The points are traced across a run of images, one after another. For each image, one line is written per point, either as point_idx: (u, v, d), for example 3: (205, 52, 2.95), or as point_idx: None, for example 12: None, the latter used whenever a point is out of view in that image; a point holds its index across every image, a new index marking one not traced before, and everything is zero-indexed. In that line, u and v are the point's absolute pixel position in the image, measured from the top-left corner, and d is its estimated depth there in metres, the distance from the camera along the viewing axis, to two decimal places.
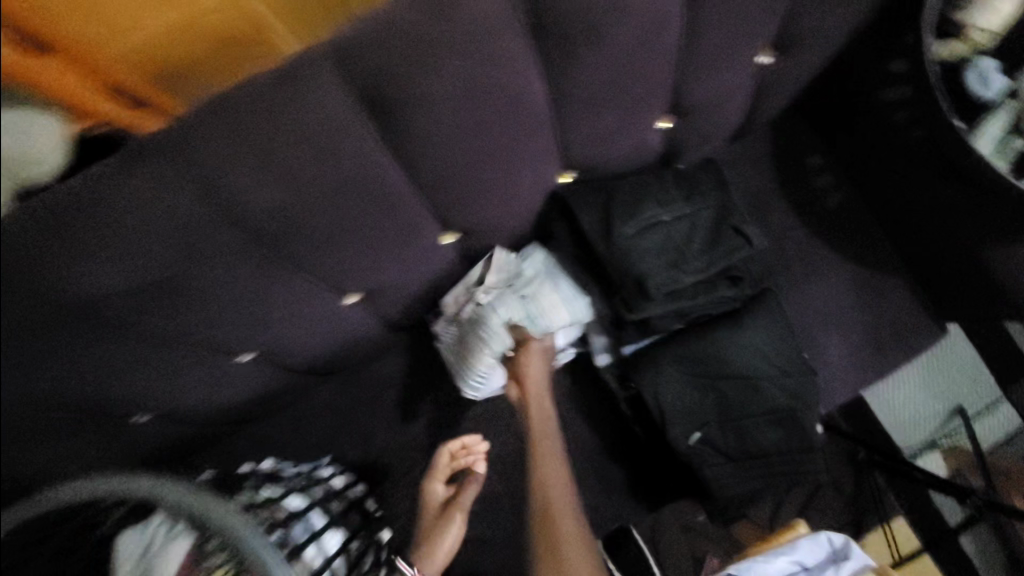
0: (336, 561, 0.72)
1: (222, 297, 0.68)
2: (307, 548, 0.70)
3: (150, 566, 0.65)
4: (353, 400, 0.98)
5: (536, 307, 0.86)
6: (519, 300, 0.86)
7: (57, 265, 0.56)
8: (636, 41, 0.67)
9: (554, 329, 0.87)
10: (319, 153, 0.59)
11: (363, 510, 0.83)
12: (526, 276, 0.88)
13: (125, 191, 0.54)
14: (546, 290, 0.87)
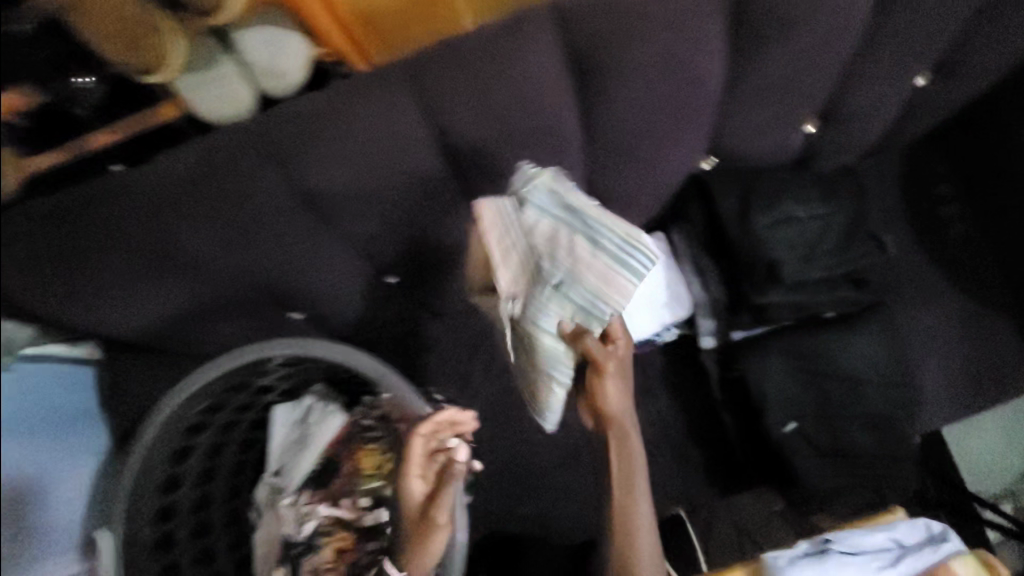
0: None
1: (398, 219, 0.77)
2: None
3: (307, 436, 0.76)
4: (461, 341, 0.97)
5: (579, 284, 0.63)
6: (557, 289, 0.63)
7: (306, 157, 0.68)
8: (810, 43, 0.73)
9: (618, 299, 0.65)
10: (521, 99, 0.68)
11: None
12: (543, 241, 0.64)
13: (372, 105, 0.67)
14: (584, 253, 0.63)
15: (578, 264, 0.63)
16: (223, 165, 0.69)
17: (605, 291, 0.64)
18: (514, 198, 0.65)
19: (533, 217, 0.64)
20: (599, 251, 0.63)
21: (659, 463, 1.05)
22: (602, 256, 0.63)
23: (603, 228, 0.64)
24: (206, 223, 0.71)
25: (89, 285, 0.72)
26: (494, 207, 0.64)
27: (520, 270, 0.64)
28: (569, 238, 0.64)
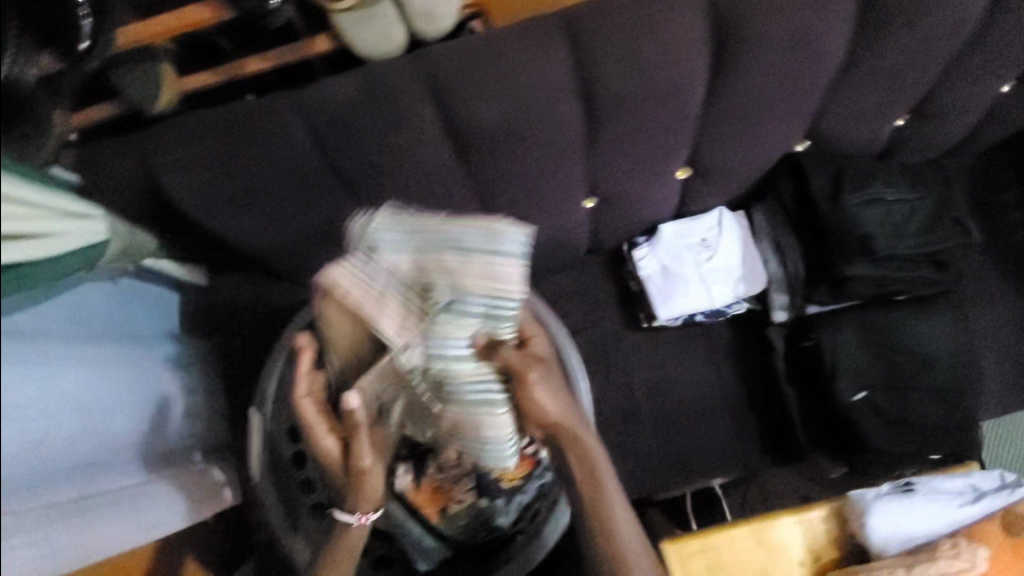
0: None
1: (524, 162, 0.85)
2: None
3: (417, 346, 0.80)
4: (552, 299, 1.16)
5: (465, 295, 0.67)
6: (448, 311, 0.68)
7: (459, 92, 0.76)
8: (925, 38, 0.78)
9: (514, 292, 0.67)
10: (660, 61, 0.75)
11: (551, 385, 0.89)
12: (411, 276, 0.69)
13: (525, 54, 0.75)
14: (453, 258, 0.67)
15: (455, 277, 0.67)
16: (380, 94, 0.76)
17: (483, 289, 0.66)
18: (366, 251, 0.70)
19: (390, 258, 0.69)
20: (473, 254, 0.67)
21: (716, 425, 1.13)
22: (474, 257, 0.67)
23: (459, 225, 0.68)
24: (358, 145, 0.79)
25: (248, 190, 0.82)
26: (346, 272, 0.68)
27: (406, 312, 0.68)
28: (438, 257, 0.68)
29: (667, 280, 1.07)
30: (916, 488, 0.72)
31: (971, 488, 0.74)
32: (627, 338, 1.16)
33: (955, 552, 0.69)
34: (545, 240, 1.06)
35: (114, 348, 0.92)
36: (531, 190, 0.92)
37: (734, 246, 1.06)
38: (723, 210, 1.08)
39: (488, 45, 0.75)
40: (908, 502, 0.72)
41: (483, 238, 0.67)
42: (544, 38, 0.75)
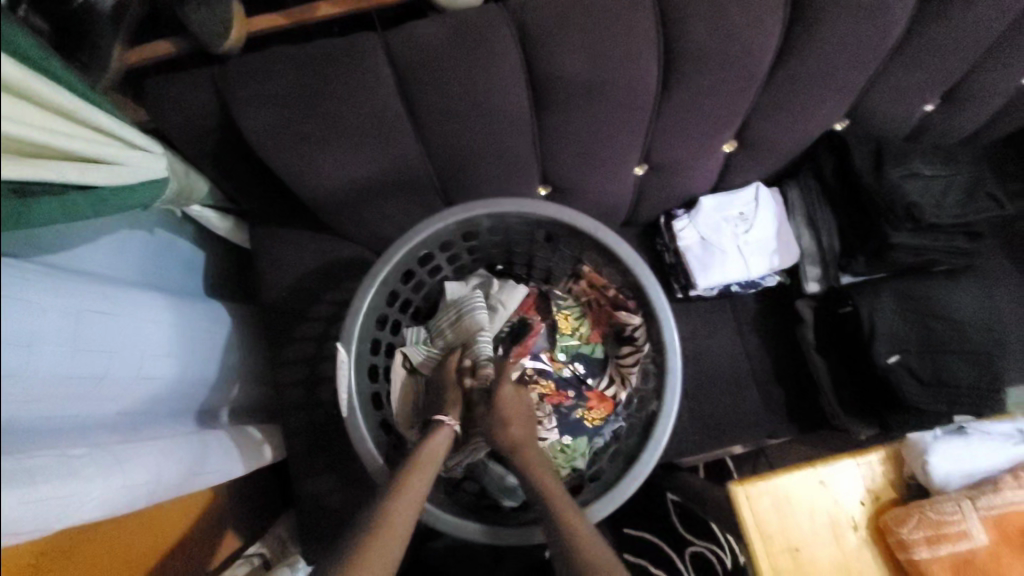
0: (581, 366, 0.93)
1: (593, 120, 0.87)
2: (564, 355, 0.93)
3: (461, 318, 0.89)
4: None
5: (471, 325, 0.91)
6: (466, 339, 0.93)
7: (547, 42, 0.77)
8: (977, 17, 0.84)
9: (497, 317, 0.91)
10: (742, 22, 0.78)
11: (622, 338, 0.90)
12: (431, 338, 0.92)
13: (613, 7, 0.77)
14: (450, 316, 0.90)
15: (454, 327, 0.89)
16: (471, 39, 0.77)
17: (482, 333, 0.87)
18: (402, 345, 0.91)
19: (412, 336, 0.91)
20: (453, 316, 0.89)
21: (747, 395, 1.16)
22: (453, 311, 0.89)
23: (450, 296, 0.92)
24: (439, 89, 0.79)
25: (324, 129, 0.81)
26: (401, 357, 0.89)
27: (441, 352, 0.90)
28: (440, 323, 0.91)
29: (705, 251, 1.09)
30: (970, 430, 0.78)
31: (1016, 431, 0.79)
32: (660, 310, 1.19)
33: (1019, 483, 0.74)
34: (591, 207, 1.08)
35: (163, 300, 0.90)
36: (591, 152, 0.94)
37: (771, 219, 1.09)
38: (759, 186, 1.11)
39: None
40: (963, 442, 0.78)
41: (464, 297, 0.90)
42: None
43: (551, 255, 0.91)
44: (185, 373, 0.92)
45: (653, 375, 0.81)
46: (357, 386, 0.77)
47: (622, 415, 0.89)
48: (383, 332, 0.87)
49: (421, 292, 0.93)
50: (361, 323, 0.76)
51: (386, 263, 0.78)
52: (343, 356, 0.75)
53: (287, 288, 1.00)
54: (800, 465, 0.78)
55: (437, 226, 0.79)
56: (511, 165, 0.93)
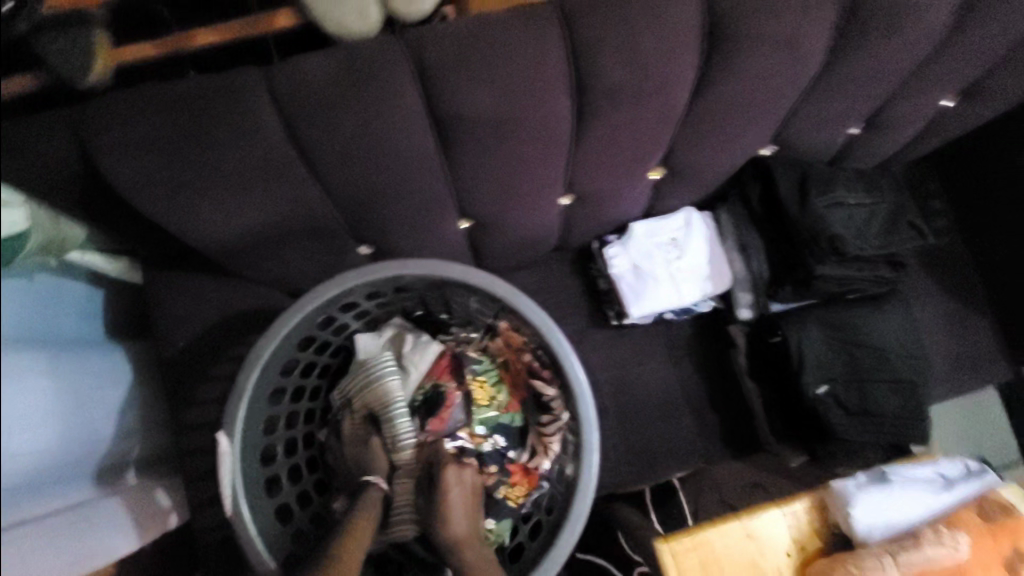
0: (500, 438, 0.88)
1: (509, 158, 0.82)
2: (480, 427, 0.87)
3: (371, 382, 0.82)
4: None
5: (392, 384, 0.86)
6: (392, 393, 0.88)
7: (448, 81, 0.71)
8: (896, 47, 0.81)
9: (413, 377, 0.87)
10: (657, 56, 0.73)
11: (542, 405, 0.87)
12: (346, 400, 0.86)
13: (512, 41, 0.71)
14: (360, 378, 0.83)
15: (369, 394, 0.83)
16: (365, 78, 0.71)
17: (395, 402, 0.82)
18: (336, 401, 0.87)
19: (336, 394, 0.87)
20: (365, 382, 0.83)
21: (684, 424, 1.14)
22: (365, 375, 0.83)
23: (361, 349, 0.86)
24: (335, 133, 0.73)
25: (206, 177, 0.73)
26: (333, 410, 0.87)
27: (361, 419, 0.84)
28: (352, 385, 0.84)
29: (638, 279, 1.08)
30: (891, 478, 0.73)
31: (939, 476, 0.76)
32: (594, 339, 1.16)
33: (938, 539, 0.71)
34: (516, 239, 1.03)
35: (54, 359, 0.81)
36: (510, 188, 0.88)
37: (703, 245, 1.08)
38: (690, 211, 1.09)
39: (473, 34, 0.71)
40: (887, 494, 0.73)
41: (374, 359, 0.83)
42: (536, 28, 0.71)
43: (466, 306, 0.85)
44: (73, 443, 0.82)
45: (570, 443, 0.79)
46: (246, 474, 0.72)
47: (544, 487, 0.86)
48: (284, 403, 0.81)
49: (327, 352, 0.87)
50: (246, 410, 0.71)
51: (271, 338, 0.72)
52: (225, 447, 0.70)
53: (187, 341, 0.92)
54: (726, 517, 0.75)
55: (332, 293, 0.73)
56: (425, 206, 0.88)
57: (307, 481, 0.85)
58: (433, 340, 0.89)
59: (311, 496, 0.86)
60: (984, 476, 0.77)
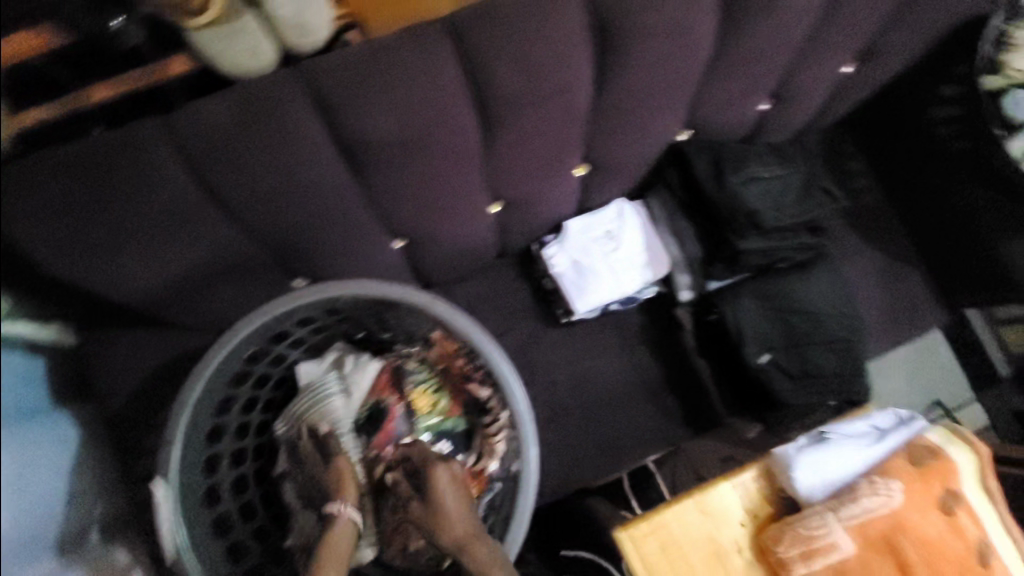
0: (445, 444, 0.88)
1: (427, 173, 0.83)
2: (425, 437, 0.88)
3: (314, 406, 0.83)
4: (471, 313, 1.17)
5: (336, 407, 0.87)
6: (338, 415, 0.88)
7: (351, 110, 0.72)
8: (781, 24, 0.85)
9: (355, 398, 0.86)
10: (551, 60, 0.75)
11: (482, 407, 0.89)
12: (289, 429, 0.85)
13: (402, 61, 0.72)
14: (303, 403, 0.84)
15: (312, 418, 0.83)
16: (264, 114, 0.70)
17: (339, 422, 0.84)
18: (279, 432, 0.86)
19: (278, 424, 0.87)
20: (307, 407, 0.84)
21: (643, 408, 1.17)
22: (307, 401, 0.84)
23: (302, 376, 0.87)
24: (245, 173, 0.73)
25: (115, 234, 0.72)
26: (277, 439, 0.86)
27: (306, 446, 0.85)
28: (295, 412, 0.85)
29: (580, 274, 1.09)
30: (827, 438, 0.76)
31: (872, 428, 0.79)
32: (547, 338, 1.18)
33: (873, 489, 0.75)
34: (453, 251, 1.04)
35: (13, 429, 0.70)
36: (434, 204, 0.89)
37: (638, 233, 1.10)
38: (621, 202, 1.11)
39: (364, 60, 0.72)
40: (825, 454, 0.76)
41: (317, 383, 0.84)
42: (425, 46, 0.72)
43: (403, 324, 0.85)
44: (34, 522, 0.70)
45: (512, 441, 0.83)
46: (189, 522, 0.71)
47: (496, 487, 0.86)
48: (224, 442, 0.79)
49: (268, 385, 0.86)
50: (180, 456, 0.70)
51: (199, 379, 0.71)
52: (161, 493, 0.68)
53: (130, 397, 0.91)
54: (680, 498, 0.77)
55: (261, 320, 0.73)
56: (353, 232, 0.88)
57: (263, 519, 0.84)
58: (374, 358, 0.89)
59: (269, 533, 0.85)
60: (913, 423, 0.80)
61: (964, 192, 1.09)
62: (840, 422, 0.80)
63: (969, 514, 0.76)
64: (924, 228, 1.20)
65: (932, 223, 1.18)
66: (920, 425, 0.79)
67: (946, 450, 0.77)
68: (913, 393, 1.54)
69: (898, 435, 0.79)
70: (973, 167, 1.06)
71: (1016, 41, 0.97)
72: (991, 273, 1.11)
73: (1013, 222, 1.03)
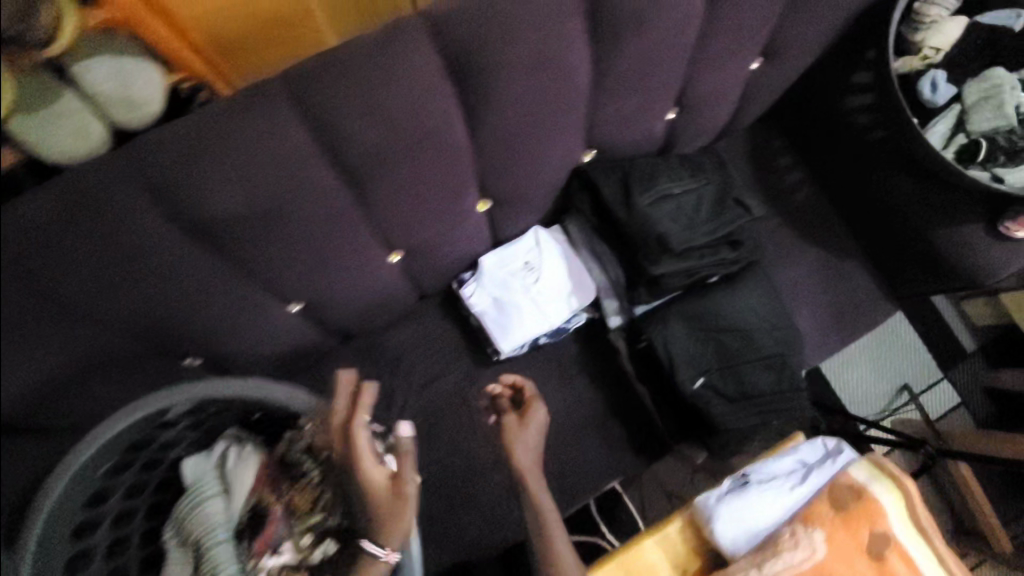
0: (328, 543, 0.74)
1: (297, 241, 0.75)
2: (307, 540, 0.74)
3: (187, 514, 0.74)
4: (396, 366, 1.09)
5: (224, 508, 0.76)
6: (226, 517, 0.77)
7: (187, 192, 0.64)
8: (662, 34, 0.79)
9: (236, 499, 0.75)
10: (409, 110, 0.68)
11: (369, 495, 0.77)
12: (172, 543, 0.75)
13: (235, 130, 0.63)
14: (182, 509, 0.75)
15: (190, 527, 0.73)
16: (84, 209, 0.62)
17: (216, 532, 0.72)
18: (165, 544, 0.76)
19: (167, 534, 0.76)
20: (183, 513, 0.74)
21: (589, 444, 1.10)
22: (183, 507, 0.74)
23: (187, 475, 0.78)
24: (79, 273, 0.64)
25: None
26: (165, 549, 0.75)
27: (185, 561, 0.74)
28: (177, 520, 0.75)
29: (501, 312, 1.03)
30: (747, 483, 0.78)
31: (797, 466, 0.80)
32: (480, 382, 1.11)
33: (795, 541, 0.74)
34: (361, 305, 0.97)
35: None
36: (318, 269, 0.82)
37: (559, 262, 1.04)
38: (538, 229, 1.05)
39: (189, 132, 0.63)
40: (745, 501, 0.77)
41: (194, 485, 0.75)
42: (256, 110, 0.63)
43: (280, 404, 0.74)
44: None
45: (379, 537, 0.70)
46: None
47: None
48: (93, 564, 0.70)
49: (147, 491, 0.77)
50: None
51: (41, 508, 0.62)
52: None
53: None
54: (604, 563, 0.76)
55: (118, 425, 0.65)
56: (234, 311, 0.80)
57: None
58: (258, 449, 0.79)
59: None
60: (839, 456, 0.81)
61: (889, 181, 1.04)
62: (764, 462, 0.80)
63: (900, 557, 0.74)
64: (859, 218, 1.15)
65: (865, 214, 1.13)
66: (848, 462, 0.79)
67: (872, 489, 0.76)
68: (878, 381, 1.49)
69: (827, 471, 0.79)
70: (893, 155, 1.02)
71: (931, 19, 0.93)
72: (926, 262, 1.06)
73: (941, 208, 0.99)
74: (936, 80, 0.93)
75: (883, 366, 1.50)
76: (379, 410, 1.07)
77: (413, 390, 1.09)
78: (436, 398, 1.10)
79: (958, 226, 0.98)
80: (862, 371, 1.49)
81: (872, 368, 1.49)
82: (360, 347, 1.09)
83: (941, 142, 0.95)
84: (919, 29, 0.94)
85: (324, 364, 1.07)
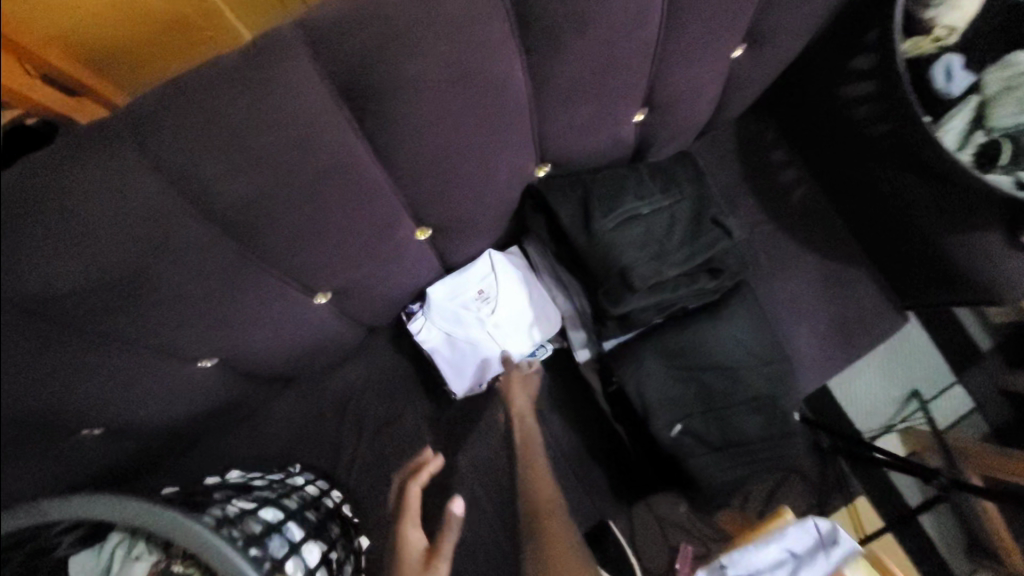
0: None
1: (183, 301, 0.63)
2: None
3: None
4: (345, 409, 0.98)
5: None
6: None
7: (25, 259, 0.52)
8: (614, 28, 0.66)
9: None
10: (296, 142, 0.57)
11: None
12: None
13: (83, 180, 0.52)
14: None
15: None
16: None
17: None
18: None
19: None
20: None
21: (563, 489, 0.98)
22: None
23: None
24: None
25: None
26: None
27: None
28: None
29: (454, 349, 0.91)
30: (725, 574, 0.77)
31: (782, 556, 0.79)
32: (440, 423, 0.99)
33: None
34: (292, 352, 0.85)
35: None
36: (222, 326, 0.70)
37: (519, 288, 0.92)
38: (492, 252, 0.92)
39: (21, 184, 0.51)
40: None
41: None
42: (99, 152, 0.52)
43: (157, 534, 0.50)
44: None
45: None
46: None
47: None
48: None
49: None
50: None
51: None
52: None
53: None
54: None
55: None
56: (127, 381, 0.68)
57: None
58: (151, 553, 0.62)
59: None
60: (833, 548, 0.78)
61: (895, 181, 0.90)
62: (747, 551, 0.79)
63: None
64: (862, 222, 1.01)
65: (868, 218, 1.00)
66: (841, 557, 0.77)
67: None
68: (888, 391, 1.36)
69: (814, 561, 0.78)
70: (898, 153, 0.86)
71: None
72: (938, 274, 0.93)
73: (952, 214, 0.86)
74: (951, 67, 0.80)
75: (891, 372, 1.38)
76: (325, 460, 0.96)
77: (361, 437, 0.97)
78: (390, 446, 0.97)
79: (976, 235, 0.84)
80: (868, 379, 1.36)
81: (881, 375, 1.37)
82: (305, 390, 0.98)
83: (957, 140, 0.80)
84: (930, 5, 0.79)
85: (263, 412, 0.95)
